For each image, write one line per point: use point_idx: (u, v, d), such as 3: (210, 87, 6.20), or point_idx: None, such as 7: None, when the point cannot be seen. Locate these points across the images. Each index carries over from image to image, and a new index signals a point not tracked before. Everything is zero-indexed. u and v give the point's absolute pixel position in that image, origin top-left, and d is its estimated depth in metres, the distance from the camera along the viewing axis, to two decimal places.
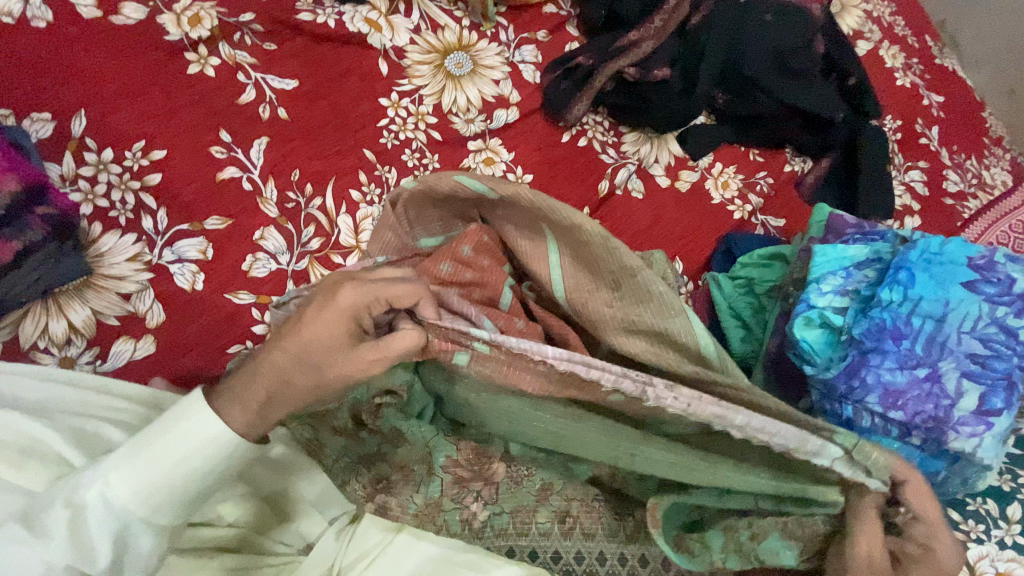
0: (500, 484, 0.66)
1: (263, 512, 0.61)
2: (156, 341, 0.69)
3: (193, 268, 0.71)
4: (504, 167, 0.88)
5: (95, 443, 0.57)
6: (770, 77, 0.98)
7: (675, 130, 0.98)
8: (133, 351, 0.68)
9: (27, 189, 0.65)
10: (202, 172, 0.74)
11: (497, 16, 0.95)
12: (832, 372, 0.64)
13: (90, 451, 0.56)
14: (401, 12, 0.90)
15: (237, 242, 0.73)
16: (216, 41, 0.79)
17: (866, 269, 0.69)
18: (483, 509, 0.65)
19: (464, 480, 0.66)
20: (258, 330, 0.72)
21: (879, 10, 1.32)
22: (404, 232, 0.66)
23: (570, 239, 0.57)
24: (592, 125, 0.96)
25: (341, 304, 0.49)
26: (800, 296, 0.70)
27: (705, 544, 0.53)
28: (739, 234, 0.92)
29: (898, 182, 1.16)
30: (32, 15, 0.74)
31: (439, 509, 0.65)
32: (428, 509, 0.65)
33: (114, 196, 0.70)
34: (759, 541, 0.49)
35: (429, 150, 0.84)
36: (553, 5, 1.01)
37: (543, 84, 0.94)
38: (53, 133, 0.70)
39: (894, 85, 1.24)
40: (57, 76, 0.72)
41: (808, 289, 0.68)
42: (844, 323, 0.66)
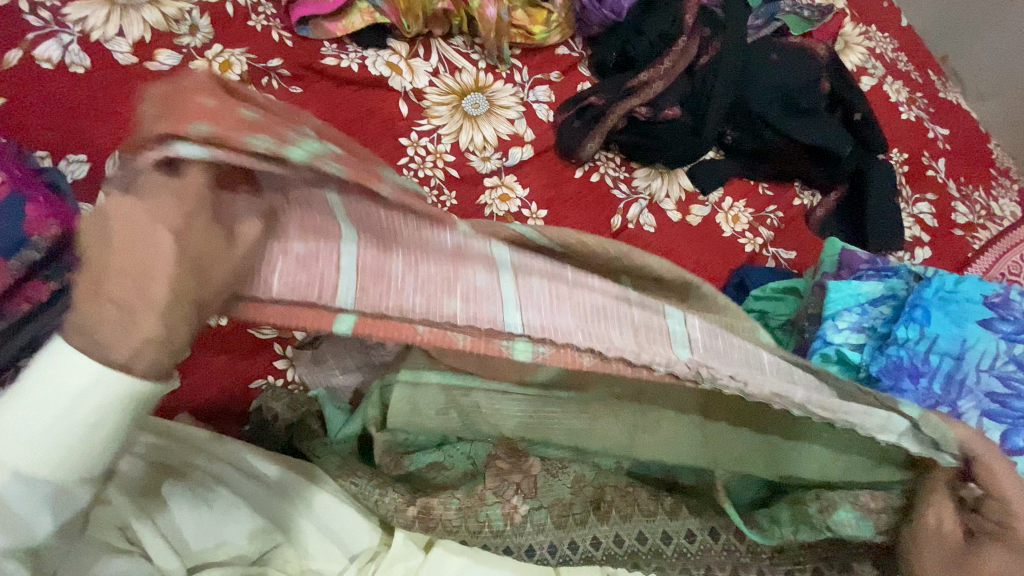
0: (538, 477, 0.64)
1: (282, 551, 0.59)
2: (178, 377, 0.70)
3: None
4: (519, 203, 0.90)
5: (125, 480, 0.56)
6: (777, 114, 1.00)
7: (685, 165, 1.00)
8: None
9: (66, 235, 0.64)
10: None
11: (511, 58, 0.99)
12: None
13: (123, 488, 0.55)
14: (421, 55, 0.94)
15: None
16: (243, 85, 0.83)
17: (880, 305, 0.70)
18: (523, 504, 0.63)
19: (503, 471, 0.64)
20: (279, 365, 0.73)
21: (881, 46, 1.35)
22: None
23: None
24: (604, 161, 0.98)
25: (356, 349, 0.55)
26: (816, 332, 0.71)
27: (772, 518, 0.55)
28: (751, 266, 0.93)
29: (907, 214, 1.17)
30: (71, 62, 0.78)
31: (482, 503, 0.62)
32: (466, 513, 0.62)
33: None
34: (830, 515, 0.50)
35: (447, 187, 0.87)
36: (564, 47, 1.05)
37: (556, 123, 0.97)
38: (88, 173, 0.73)
39: (899, 118, 1.26)
40: (94, 118, 0.76)
41: (824, 326, 0.69)
42: (862, 361, 0.67)
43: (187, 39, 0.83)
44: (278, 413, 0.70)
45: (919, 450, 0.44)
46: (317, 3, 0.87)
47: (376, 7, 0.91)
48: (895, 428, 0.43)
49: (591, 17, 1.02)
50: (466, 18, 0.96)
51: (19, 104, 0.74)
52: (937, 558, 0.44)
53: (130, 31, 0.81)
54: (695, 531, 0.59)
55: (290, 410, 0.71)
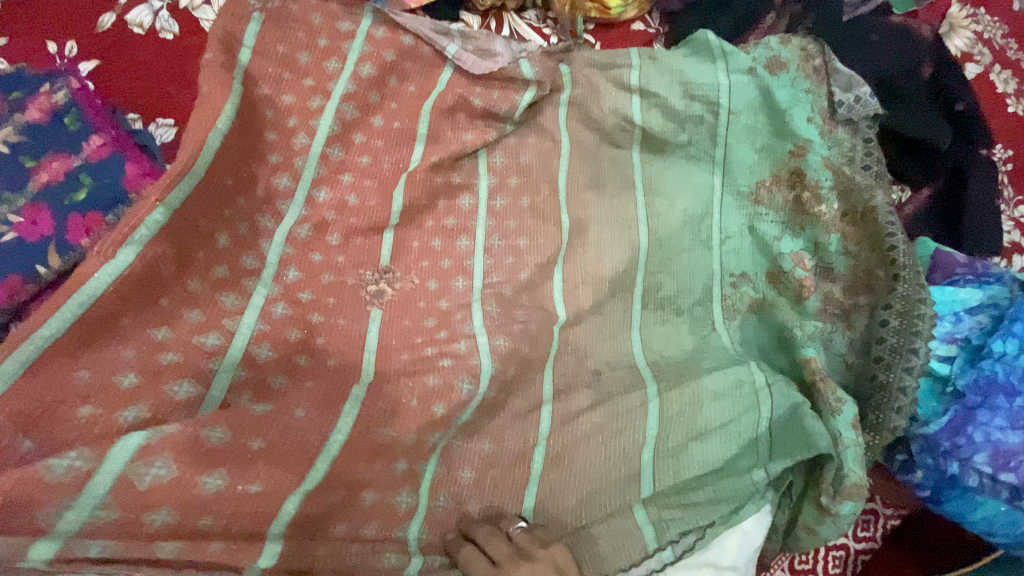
0: (634, 169, 0.92)
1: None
2: (225, 334, 0.66)
3: (297, 310, 0.73)
4: (602, 180, 0.91)
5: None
6: (886, 109, 0.96)
7: (879, 85, 0.96)
8: (217, 347, 0.65)
9: (114, 219, 0.60)
10: (300, 196, 0.78)
11: (585, 34, 0.96)
12: (933, 427, 0.63)
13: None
14: (492, 29, 0.94)
15: (351, 274, 0.78)
16: (298, 74, 0.80)
17: (978, 314, 0.66)
18: (683, 214, 0.91)
19: (676, 296, 0.88)
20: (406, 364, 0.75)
21: (990, 31, 1.22)
22: (668, 216, 0.90)
23: (651, 210, 0.90)
24: (801, 55, 0.90)
25: (693, 190, 0.91)
26: (970, 314, 0.66)
27: (663, 204, 0.91)
28: (946, 253, 0.76)
29: (1005, 217, 1.08)
30: (161, 27, 0.80)
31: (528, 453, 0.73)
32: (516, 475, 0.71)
33: None
34: (650, 192, 0.91)
35: (510, 173, 0.89)
36: (641, 22, 1.00)
37: (655, 59, 0.92)
38: (175, 137, 0.76)
39: (1004, 112, 1.15)
40: (179, 82, 0.78)
41: (943, 315, 0.67)
42: (950, 374, 0.64)
43: (258, 10, 0.78)
44: (563, 209, 0.89)
45: (669, 283, 0.89)
46: None
47: None
48: (659, 264, 0.89)
49: None
50: None
51: (116, 67, 0.77)
52: (582, 204, 0.90)
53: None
54: (697, 173, 0.92)
55: (577, 160, 0.91)
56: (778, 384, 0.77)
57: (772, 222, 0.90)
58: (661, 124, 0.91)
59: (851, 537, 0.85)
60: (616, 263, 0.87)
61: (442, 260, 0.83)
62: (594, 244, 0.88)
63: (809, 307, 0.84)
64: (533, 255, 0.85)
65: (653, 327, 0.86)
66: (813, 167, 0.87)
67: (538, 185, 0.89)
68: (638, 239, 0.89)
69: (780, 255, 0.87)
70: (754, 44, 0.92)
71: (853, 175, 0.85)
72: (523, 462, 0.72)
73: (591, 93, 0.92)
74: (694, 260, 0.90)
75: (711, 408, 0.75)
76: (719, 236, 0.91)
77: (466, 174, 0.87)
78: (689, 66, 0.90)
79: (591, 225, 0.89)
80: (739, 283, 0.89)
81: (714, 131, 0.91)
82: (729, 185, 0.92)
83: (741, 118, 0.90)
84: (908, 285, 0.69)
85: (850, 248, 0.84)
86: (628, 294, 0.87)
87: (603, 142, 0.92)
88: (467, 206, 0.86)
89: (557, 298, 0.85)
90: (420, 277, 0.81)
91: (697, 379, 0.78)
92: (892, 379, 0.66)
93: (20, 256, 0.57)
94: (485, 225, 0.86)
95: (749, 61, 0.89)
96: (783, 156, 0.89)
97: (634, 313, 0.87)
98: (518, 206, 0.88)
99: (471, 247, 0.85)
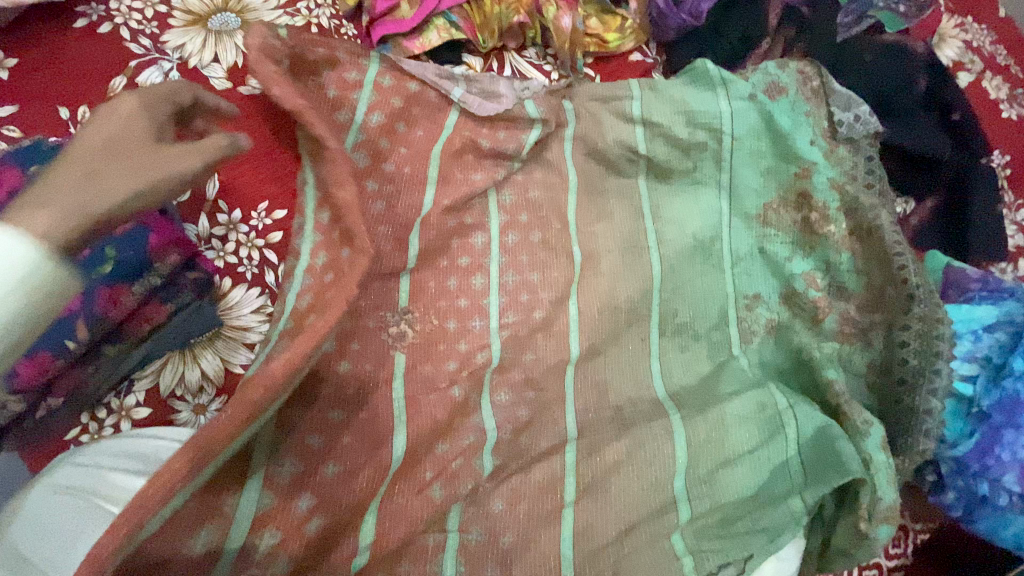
0: (642, 197, 0.93)
1: None
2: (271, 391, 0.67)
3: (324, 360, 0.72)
4: (611, 210, 0.92)
5: None
6: (886, 126, 0.97)
7: (875, 102, 0.98)
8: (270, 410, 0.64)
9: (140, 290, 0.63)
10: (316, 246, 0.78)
11: (584, 68, 0.98)
12: (960, 450, 0.64)
13: None
14: (495, 69, 0.95)
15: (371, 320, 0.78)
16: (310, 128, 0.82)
17: (997, 332, 0.67)
18: (694, 239, 0.91)
19: (691, 321, 0.89)
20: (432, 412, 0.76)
21: (979, 39, 1.24)
22: (679, 242, 0.91)
23: (661, 237, 0.91)
24: (799, 77, 0.92)
25: (701, 214, 0.92)
26: (989, 332, 0.67)
27: (673, 230, 0.92)
28: (957, 268, 0.77)
29: (1008, 221, 1.09)
30: (172, 88, 0.81)
31: (558, 488, 0.74)
32: (546, 514, 0.72)
33: (242, 253, 0.77)
34: (659, 220, 0.92)
35: (520, 209, 0.90)
36: (638, 52, 1.01)
37: (656, 89, 0.93)
38: (191, 196, 0.77)
39: (999, 118, 1.17)
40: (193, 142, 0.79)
41: (961, 335, 0.68)
42: (974, 395, 0.65)
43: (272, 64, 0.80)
44: (574, 241, 0.90)
45: (685, 309, 0.89)
46: (396, 22, 0.89)
47: (452, 23, 0.92)
48: (673, 290, 0.90)
49: (667, 23, 0.97)
50: (541, 30, 0.96)
51: None
52: (593, 235, 0.91)
53: (225, 56, 0.84)
54: (704, 198, 0.93)
55: (585, 192, 0.93)
56: (801, 406, 0.77)
57: (782, 243, 0.91)
58: (666, 153, 0.93)
59: (884, 556, 0.83)
60: (632, 293, 0.88)
61: (458, 299, 0.84)
62: (606, 273, 0.89)
63: (826, 328, 0.85)
64: (546, 289, 0.87)
65: (671, 355, 0.87)
66: (820, 189, 0.88)
67: (548, 218, 0.90)
68: (651, 267, 0.90)
69: (792, 276, 0.88)
70: (752, 70, 0.93)
71: (857, 194, 0.87)
72: (555, 491, 0.74)
73: (595, 125, 0.93)
74: (706, 283, 0.90)
75: (738, 433, 0.77)
76: (731, 259, 0.91)
77: (478, 213, 0.88)
78: (690, 95, 0.92)
79: (604, 256, 0.90)
80: (755, 305, 0.89)
81: (720, 156, 0.92)
82: (737, 208, 0.92)
83: (745, 143, 0.91)
84: (925, 305, 0.69)
85: (861, 265, 0.85)
86: (644, 322, 0.88)
87: (609, 173, 0.94)
88: (480, 245, 0.87)
89: (574, 330, 0.85)
90: (438, 318, 0.82)
91: (721, 405, 0.79)
92: (917, 402, 0.66)
93: (51, 333, 0.59)
94: (499, 262, 0.87)
95: (750, 88, 0.90)
96: (789, 179, 0.91)
97: (652, 341, 0.87)
98: (530, 241, 0.89)
99: (487, 285, 0.85)
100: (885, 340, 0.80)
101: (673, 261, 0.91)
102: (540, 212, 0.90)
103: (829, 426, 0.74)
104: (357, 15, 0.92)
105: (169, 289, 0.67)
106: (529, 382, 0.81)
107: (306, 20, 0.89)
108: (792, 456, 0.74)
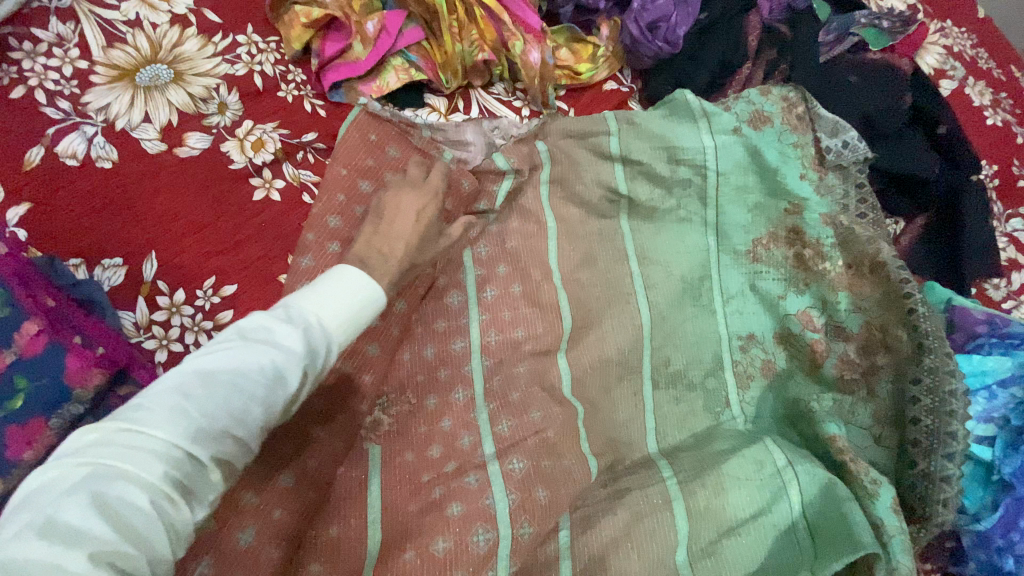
0: (627, 238, 0.87)
1: None
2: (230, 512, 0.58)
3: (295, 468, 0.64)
4: (595, 254, 0.86)
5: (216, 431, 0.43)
6: (875, 148, 0.93)
7: (863, 123, 0.92)
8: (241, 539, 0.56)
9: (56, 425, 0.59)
10: None
11: (557, 101, 0.92)
12: (984, 524, 0.62)
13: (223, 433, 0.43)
14: (461, 109, 0.88)
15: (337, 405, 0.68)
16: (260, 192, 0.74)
17: (1013, 387, 0.65)
18: (683, 281, 0.86)
19: (685, 371, 0.83)
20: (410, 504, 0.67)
21: (959, 44, 1.21)
22: (668, 285, 0.85)
23: (649, 281, 0.85)
24: (784, 103, 0.87)
25: (690, 253, 0.87)
26: (1006, 390, 0.65)
27: (660, 272, 0.86)
28: (963, 307, 0.73)
29: (998, 234, 1.06)
30: (98, 155, 0.72)
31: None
32: None
33: (188, 338, 0.68)
34: (645, 262, 0.86)
35: (498, 259, 0.83)
36: (613, 81, 0.95)
37: (634, 122, 0.87)
38: (126, 279, 0.68)
39: (984, 125, 1.14)
40: (126, 217, 0.71)
41: (976, 394, 0.66)
42: (993, 460, 0.63)
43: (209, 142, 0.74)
44: (558, 290, 0.82)
45: (679, 357, 0.83)
46: (349, 65, 0.82)
47: (410, 62, 0.85)
48: (665, 337, 0.84)
49: (642, 50, 0.92)
50: (508, 64, 0.90)
51: (49, 207, 0.68)
52: (577, 282, 0.84)
53: (156, 115, 0.75)
54: (691, 236, 0.87)
55: (567, 235, 0.86)
56: (802, 463, 0.72)
57: (774, 279, 0.85)
58: (647, 191, 0.87)
59: None
60: (623, 345, 0.82)
61: (438, 367, 0.76)
62: (594, 324, 0.83)
63: (825, 373, 0.80)
64: (533, 341, 0.78)
65: (666, 409, 0.81)
66: (812, 225, 0.84)
67: (528, 267, 0.83)
68: (640, 314, 0.84)
69: (786, 316, 0.83)
70: (734, 98, 0.88)
71: (852, 226, 0.82)
72: None
73: (572, 167, 0.87)
74: (699, 328, 0.85)
75: (738, 497, 0.70)
76: (722, 300, 0.86)
77: (450, 269, 0.81)
78: (671, 129, 0.86)
79: (589, 305, 0.83)
80: (749, 349, 0.84)
81: (706, 191, 0.87)
82: (726, 246, 0.87)
83: (731, 176, 0.86)
84: (935, 356, 0.66)
85: (861, 303, 0.80)
86: (636, 374, 0.82)
87: (590, 214, 0.87)
88: (456, 305, 0.80)
89: (567, 391, 0.78)
90: (416, 392, 0.73)
91: (717, 465, 0.73)
92: (933, 468, 0.64)
93: None
94: (478, 321, 0.79)
95: (732, 119, 0.85)
96: (778, 215, 0.86)
97: (645, 396, 0.81)
98: (511, 294, 0.81)
99: (467, 348, 0.77)
100: (892, 388, 0.75)
101: (663, 306, 0.85)
102: (519, 261, 0.83)
103: (833, 485, 0.69)
104: (304, 59, 0.85)
105: (98, 413, 0.62)
106: (544, 449, 0.71)
107: (248, 67, 0.81)
108: (799, 520, 0.69)
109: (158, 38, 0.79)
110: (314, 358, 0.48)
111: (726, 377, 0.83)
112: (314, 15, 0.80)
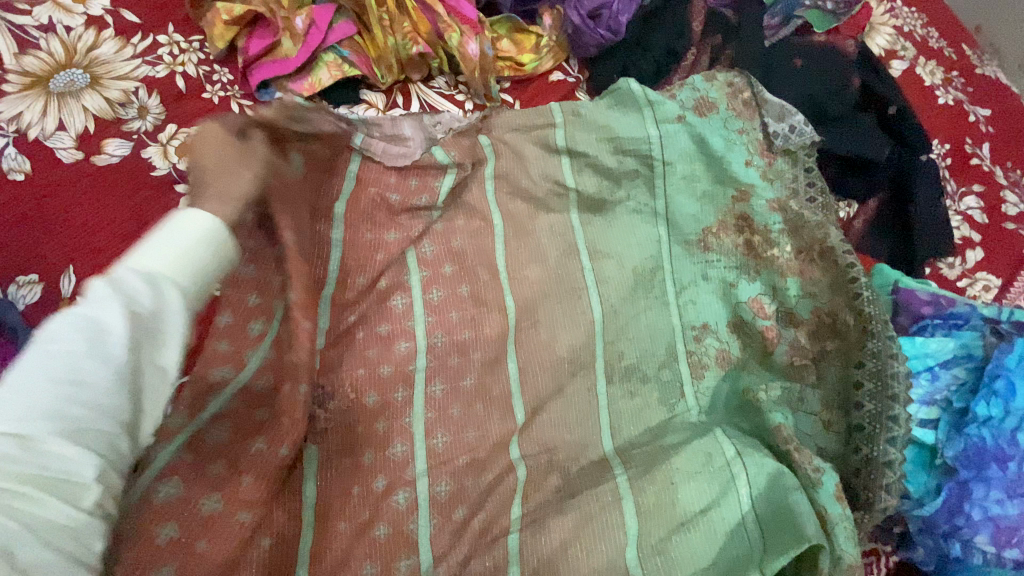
0: (576, 231, 0.85)
1: None
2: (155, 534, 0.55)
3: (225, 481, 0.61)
4: (544, 250, 0.84)
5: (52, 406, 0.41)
6: (824, 130, 0.92)
7: (810, 106, 0.92)
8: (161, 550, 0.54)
9: None
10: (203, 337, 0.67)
11: (501, 94, 0.89)
12: (929, 509, 0.62)
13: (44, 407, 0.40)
14: (400, 105, 0.85)
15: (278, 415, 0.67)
16: None
17: (955, 368, 0.66)
18: (634, 273, 0.84)
19: (639, 365, 0.81)
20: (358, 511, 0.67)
21: (910, 25, 1.21)
22: (619, 278, 0.84)
23: (600, 275, 0.84)
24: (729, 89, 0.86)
25: (641, 245, 0.85)
26: (947, 372, 0.66)
27: (611, 265, 0.84)
28: (909, 287, 0.73)
29: (952, 212, 1.05)
30: (9, 167, 0.68)
31: None
32: None
33: None
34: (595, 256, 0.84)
35: (443, 259, 0.81)
36: (558, 71, 0.93)
37: (579, 112, 0.85)
38: (42, 297, 0.64)
39: (935, 104, 1.14)
40: (41, 230, 0.67)
41: (920, 376, 0.67)
42: (937, 442, 0.64)
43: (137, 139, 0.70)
44: (506, 288, 0.81)
45: (632, 351, 0.82)
46: (280, 63, 0.79)
47: (342, 57, 0.83)
48: (618, 331, 0.83)
49: (585, 39, 0.90)
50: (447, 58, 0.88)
51: None
52: (526, 279, 0.82)
53: (72, 122, 0.71)
54: (641, 227, 0.86)
55: (513, 232, 0.84)
56: (750, 453, 0.71)
57: (725, 268, 0.84)
58: (595, 183, 0.85)
59: None
60: (574, 341, 0.80)
61: (380, 369, 0.74)
62: (545, 321, 0.81)
63: (776, 361, 0.79)
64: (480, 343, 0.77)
65: (620, 404, 0.79)
66: (759, 212, 0.83)
67: (474, 267, 0.81)
68: (591, 309, 0.82)
69: (738, 304, 0.82)
70: (680, 85, 0.87)
71: (801, 211, 0.81)
72: None
73: (518, 161, 0.84)
74: (652, 321, 0.83)
75: (688, 491, 0.69)
76: (676, 290, 0.85)
77: (393, 270, 0.79)
78: (615, 119, 0.84)
79: (539, 302, 0.82)
80: (704, 339, 0.83)
81: (654, 180, 0.85)
82: (676, 236, 0.86)
83: (678, 165, 0.85)
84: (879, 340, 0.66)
85: (809, 288, 0.79)
86: (589, 370, 0.80)
87: (538, 209, 0.85)
88: (400, 307, 0.77)
89: (515, 390, 0.77)
90: (359, 400, 0.71)
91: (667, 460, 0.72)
92: (877, 453, 0.64)
93: None
94: (423, 322, 0.77)
95: (677, 106, 0.84)
96: (727, 202, 0.85)
97: (599, 391, 0.79)
98: (458, 294, 0.79)
99: (413, 350, 0.76)
100: (840, 372, 0.74)
101: (615, 300, 0.83)
102: (465, 261, 0.81)
103: (780, 475, 0.68)
104: (232, 59, 0.81)
105: None
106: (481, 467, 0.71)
107: (171, 69, 0.78)
108: (749, 512, 0.67)
109: (73, 41, 0.75)
110: (142, 299, 0.45)
111: (681, 369, 0.81)
112: (236, 11, 0.78)
